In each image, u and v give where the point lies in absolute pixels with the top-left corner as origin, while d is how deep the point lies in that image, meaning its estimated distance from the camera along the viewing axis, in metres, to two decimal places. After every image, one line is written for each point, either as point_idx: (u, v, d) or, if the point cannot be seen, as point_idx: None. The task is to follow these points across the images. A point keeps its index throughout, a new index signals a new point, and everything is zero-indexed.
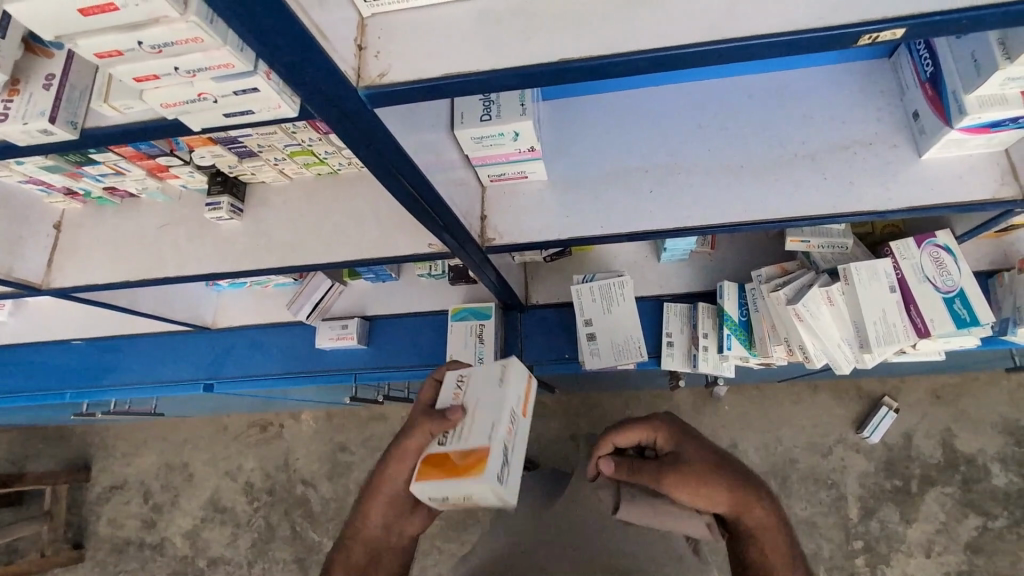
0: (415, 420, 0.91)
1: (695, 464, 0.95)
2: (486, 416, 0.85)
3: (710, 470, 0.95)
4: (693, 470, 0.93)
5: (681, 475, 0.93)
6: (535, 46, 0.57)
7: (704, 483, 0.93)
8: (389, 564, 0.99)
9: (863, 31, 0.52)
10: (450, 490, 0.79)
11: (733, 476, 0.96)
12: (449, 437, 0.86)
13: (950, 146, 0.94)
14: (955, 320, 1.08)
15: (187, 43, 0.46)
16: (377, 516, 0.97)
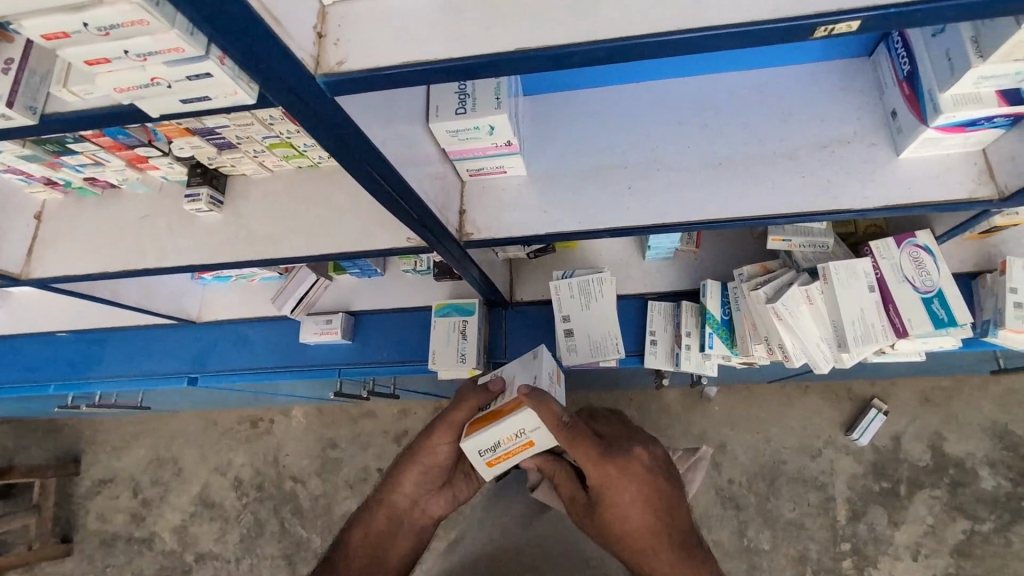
0: (463, 392, 1.06)
1: (601, 528, 0.92)
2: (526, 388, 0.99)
3: (614, 533, 0.90)
4: (597, 525, 0.92)
5: (583, 521, 0.95)
6: (493, 35, 0.57)
7: (603, 538, 0.92)
8: (405, 540, 1.03)
9: (818, 22, 0.52)
10: (500, 427, 0.94)
11: (642, 548, 0.89)
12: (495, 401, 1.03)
13: (927, 145, 0.94)
14: (933, 320, 1.07)
15: (132, 25, 0.45)
16: (407, 486, 1.04)
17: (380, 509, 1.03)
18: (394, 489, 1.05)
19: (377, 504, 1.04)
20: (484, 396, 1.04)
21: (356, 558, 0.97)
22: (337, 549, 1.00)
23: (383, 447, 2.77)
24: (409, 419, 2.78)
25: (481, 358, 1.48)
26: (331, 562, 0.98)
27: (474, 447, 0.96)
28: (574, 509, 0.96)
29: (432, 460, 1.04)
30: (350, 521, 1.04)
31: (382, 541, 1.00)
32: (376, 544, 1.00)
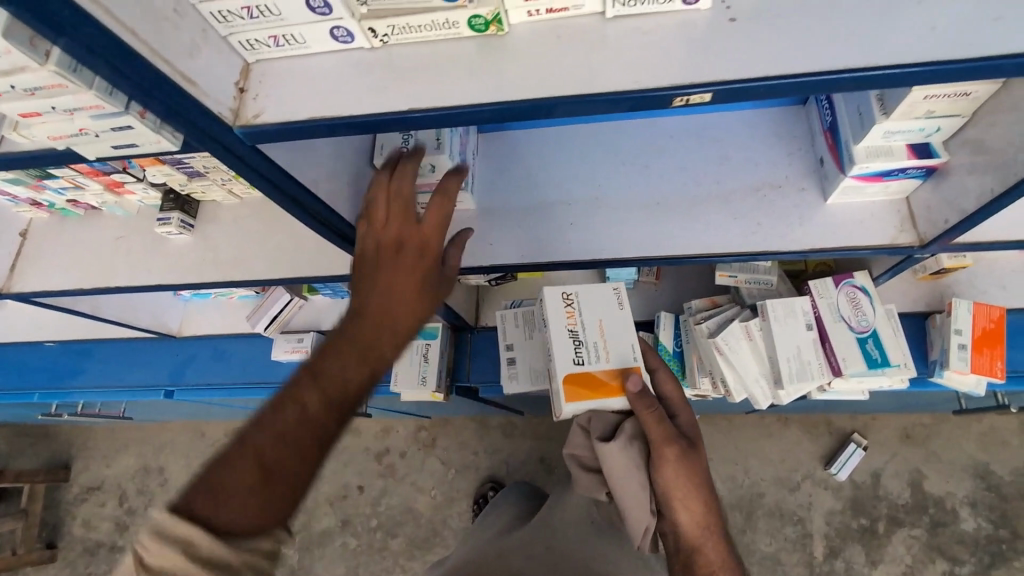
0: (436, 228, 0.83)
1: (695, 468, 0.96)
2: (622, 340, 1.04)
3: (701, 476, 0.97)
4: (692, 461, 0.96)
5: (678, 461, 0.95)
6: (390, 95, 0.61)
7: (694, 480, 0.96)
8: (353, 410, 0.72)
9: (673, 93, 0.56)
10: (606, 403, 1.00)
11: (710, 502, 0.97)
12: (588, 357, 1.03)
13: (850, 192, 0.99)
14: (866, 360, 1.10)
15: (54, 87, 0.52)
16: (343, 370, 0.70)
17: (287, 412, 0.66)
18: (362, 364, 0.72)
19: (279, 405, 0.66)
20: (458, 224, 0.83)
21: (253, 511, 0.60)
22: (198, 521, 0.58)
23: (364, 464, 2.80)
24: (391, 437, 2.82)
25: (443, 380, 1.53)
26: (195, 547, 0.56)
27: (574, 410, 1.00)
28: (676, 441, 0.95)
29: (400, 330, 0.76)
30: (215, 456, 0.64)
31: (303, 467, 0.64)
32: (282, 470, 0.62)
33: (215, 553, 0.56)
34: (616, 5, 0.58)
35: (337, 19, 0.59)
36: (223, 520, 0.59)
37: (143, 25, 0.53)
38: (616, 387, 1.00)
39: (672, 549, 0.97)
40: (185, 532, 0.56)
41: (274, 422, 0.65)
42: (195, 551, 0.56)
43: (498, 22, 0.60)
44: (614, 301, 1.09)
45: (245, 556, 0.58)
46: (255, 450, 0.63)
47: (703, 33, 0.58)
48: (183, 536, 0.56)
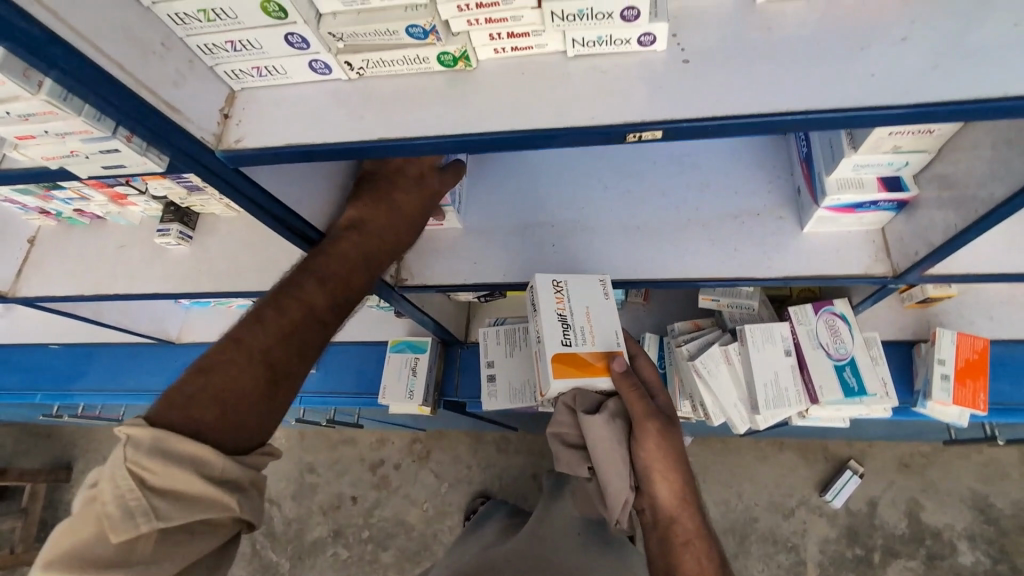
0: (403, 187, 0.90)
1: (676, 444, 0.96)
2: (608, 326, 1.04)
3: (681, 452, 0.97)
4: (673, 437, 0.97)
5: (659, 436, 0.95)
6: (363, 125, 0.65)
7: (676, 455, 0.96)
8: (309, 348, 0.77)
9: (626, 130, 0.59)
10: (592, 382, 0.98)
11: (690, 479, 0.98)
12: (575, 340, 1.01)
13: (824, 221, 1.00)
14: (843, 388, 1.11)
15: (46, 114, 0.56)
16: (334, 288, 0.81)
17: (287, 322, 0.75)
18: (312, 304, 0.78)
19: (276, 313, 0.75)
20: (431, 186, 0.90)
21: (256, 414, 0.70)
22: (204, 429, 0.65)
23: (358, 474, 2.81)
24: (386, 449, 2.84)
25: (431, 393, 1.56)
26: (207, 466, 0.62)
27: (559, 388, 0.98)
28: (658, 416, 0.96)
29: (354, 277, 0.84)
30: (212, 359, 0.70)
31: (298, 371, 0.76)
32: (283, 375, 0.73)
33: (226, 470, 0.64)
34: (576, 45, 0.61)
35: (314, 53, 0.63)
36: (224, 435, 0.66)
37: (130, 58, 0.57)
38: (601, 367, 0.99)
39: (651, 525, 0.97)
40: (195, 451, 0.62)
41: (277, 331, 0.74)
42: (204, 471, 0.62)
43: (466, 58, 0.64)
44: (601, 291, 1.07)
45: (251, 473, 0.67)
46: (259, 356, 0.72)
47: (657, 74, 0.61)
48: (190, 454, 0.62)
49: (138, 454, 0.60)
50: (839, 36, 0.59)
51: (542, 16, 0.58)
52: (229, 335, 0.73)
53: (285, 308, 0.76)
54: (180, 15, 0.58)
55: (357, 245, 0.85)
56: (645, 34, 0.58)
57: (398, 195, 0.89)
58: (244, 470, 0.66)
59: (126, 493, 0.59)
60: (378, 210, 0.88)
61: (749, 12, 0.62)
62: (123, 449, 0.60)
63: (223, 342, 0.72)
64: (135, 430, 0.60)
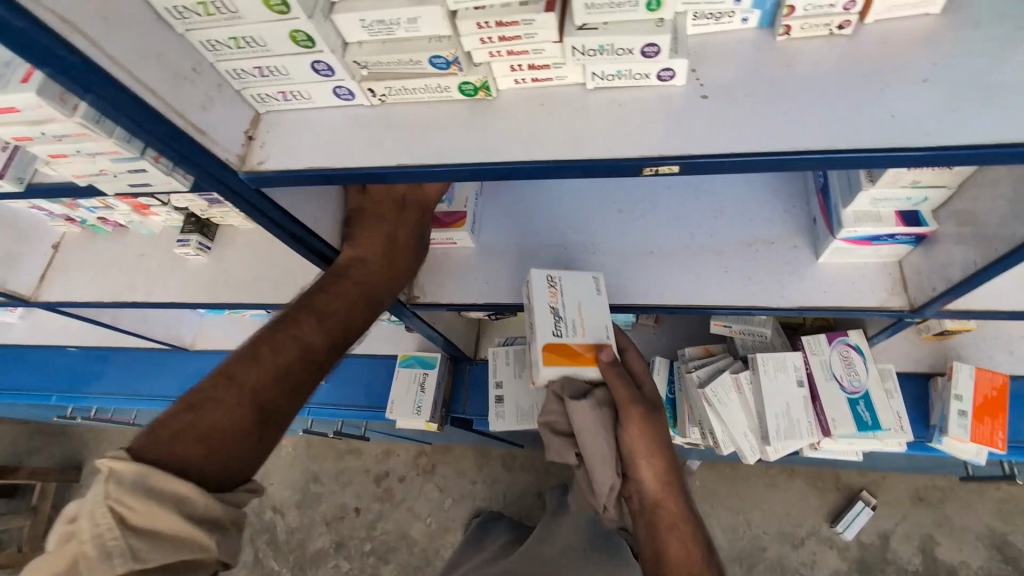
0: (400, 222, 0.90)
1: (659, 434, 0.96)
2: (599, 321, 1.02)
3: (664, 437, 0.97)
4: (657, 424, 0.97)
5: (643, 426, 0.95)
6: (384, 151, 0.66)
7: (659, 439, 0.96)
8: (304, 385, 0.80)
9: (643, 163, 0.59)
10: (581, 372, 0.97)
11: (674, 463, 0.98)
12: (565, 331, 1.00)
13: (840, 253, 1.00)
14: (856, 422, 1.09)
15: (79, 136, 0.57)
16: (331, 329, 0.83)
17: (281, 361, 0.78)
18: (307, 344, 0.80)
19: (272, 351, 0.78)
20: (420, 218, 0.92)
21: (243, 452, 0.72)
22: (191, 469, 0.68)
23: (362, 486, 2.81)
24: (392, 461, 2.83)
25: (438, 409, 1.56)
26: (188, 506, 0.64)
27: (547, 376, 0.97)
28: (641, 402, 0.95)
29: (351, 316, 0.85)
30: (204, 396, 0.73)
31: (290, 408, 0.78)
32: (273, 412, 0.76)
33: (209, 508, 0.66)
34: (596, 78, 0.62)
35: (339, 80, 0.65)
36: (211, 472, 0.69)
37: (162, 84, 0.58)
38: (588, 356, 0.98)
39: (636, 509, 0.97)
40: (179, 489, 0.64)
41: (269, 370, 0.77)
42: (186, 510, 0.64)
43: (486, 88, 0.65)
44: (595, 287, 1.04)
45: (233, 511, 0.69)
46: (249, 396, 0.75)
47: (676, 110, 0.61)
48: (172, 492, 0.64)
49: (120, 492, 0.61)
50: (860, 76, 0.59)
51: (563, 50, 0.58)
52: (221, 372, 0.76)
53: (281, 348, 0.79)
54: (211, 42, 0.60)
55: (356, 284, 0.87)
56: (664, 70, 0.59)
57: (395, 228, 0.90)
58: (225, 508, 0.68)
59: (104, 533, 0.60)
60: (374, 243, 0.89)
61: (768, 50, 0.62)
62: (104, 486, 0.61)
63: (217, 380, 0.75)
64: (121, 465, 0.63)
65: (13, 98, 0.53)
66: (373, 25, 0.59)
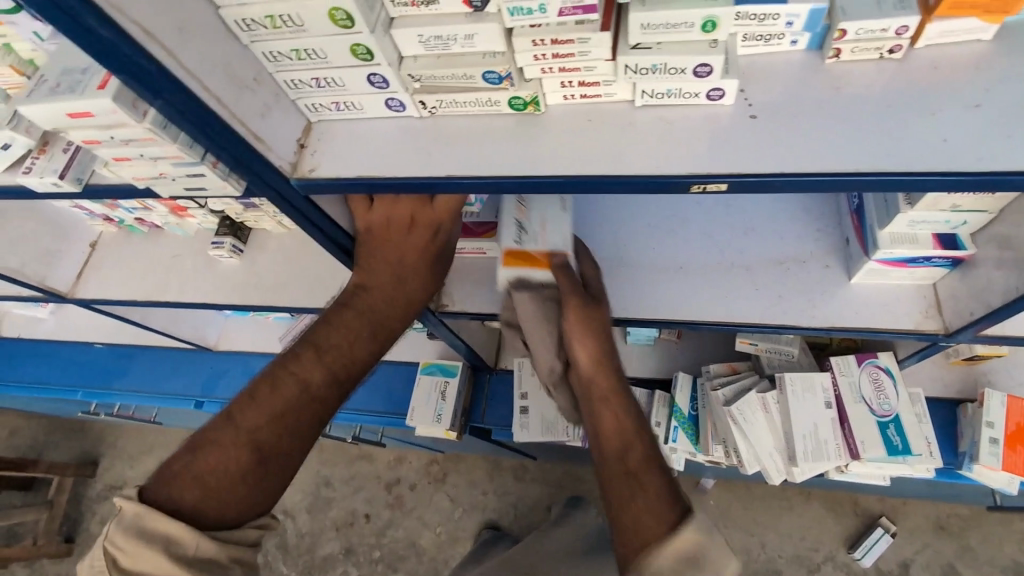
0: (403, 243, 0.83)
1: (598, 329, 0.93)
2: (562, 232, 0.96)
3: (602, 330, 0.93)
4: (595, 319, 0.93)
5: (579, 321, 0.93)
6: (434, 162, 0.68)
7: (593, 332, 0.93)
8: (301, 423, 0.76)
9: (692, 180, 0.60)
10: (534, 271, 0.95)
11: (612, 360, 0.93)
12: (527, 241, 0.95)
13: (874, 274, 0.99)
14: (886, 446, 1.08)
15: (145, 141, 0.60)
16: (332, 363, 0.79)
17: (278, 401, 0.75)
18: (300, 381, 0.76)
19: (270, 392, 0.76)
20: (425, 240, 0.84)
21: (239, 498, 0.70)
22: (183, 509, 0.67)
23: (373, 492, 2.80)
24: (403, 467, 2.82)
25: (459, 418, 1.56)
26: (179, 547, 0.64)
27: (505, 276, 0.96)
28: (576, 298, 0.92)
29: (350, 350, 0.80)
30: (205, 436, 0.73)
31: (290, 450, 0.75)
32: (271, 453, 0.73)
33: (200, 548, 0.65)
34: (645, 95, 0.63)
35: (393, 92, 0.66)
36: (206, 514, 0.68)
37: (227, 92, 0.60)
38: (542, 259, 0.96)
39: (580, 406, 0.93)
40: (170, 531, 0.64)
41: (266, 411, 0.74)
42: (177, 552, 0.64)
43: (536, 103, 0.66)
44: (561, 206, 1.00)
45: (231, 549, 0.68)
46: (244, 438, 0.73)
47: (725, 129, 0.62)
48: (164, 533, 0.64)
49: (118, 531, 0.64)
50: (910, 100, 0.59)
51: (616, 68, 0.60)
52: (226, 410, 0.76)
53: (279, 387, 0.76)
54: (273, 53, 0.62)
55: (360, 315, 0.82)
56: (715, 89, 0.60)
57: (397, 250, 0.83)
58: (221, 548, 0.67)
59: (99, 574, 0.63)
60: (378, 268, 0.84)
61: (818, 71, 0.63)
62: (107, 526, 0.64)
63: (218, 418, 0.75)
64: (122, 504, 0.65)
65: (88, 104, 0.55)
66: (430, 40, 0.61)
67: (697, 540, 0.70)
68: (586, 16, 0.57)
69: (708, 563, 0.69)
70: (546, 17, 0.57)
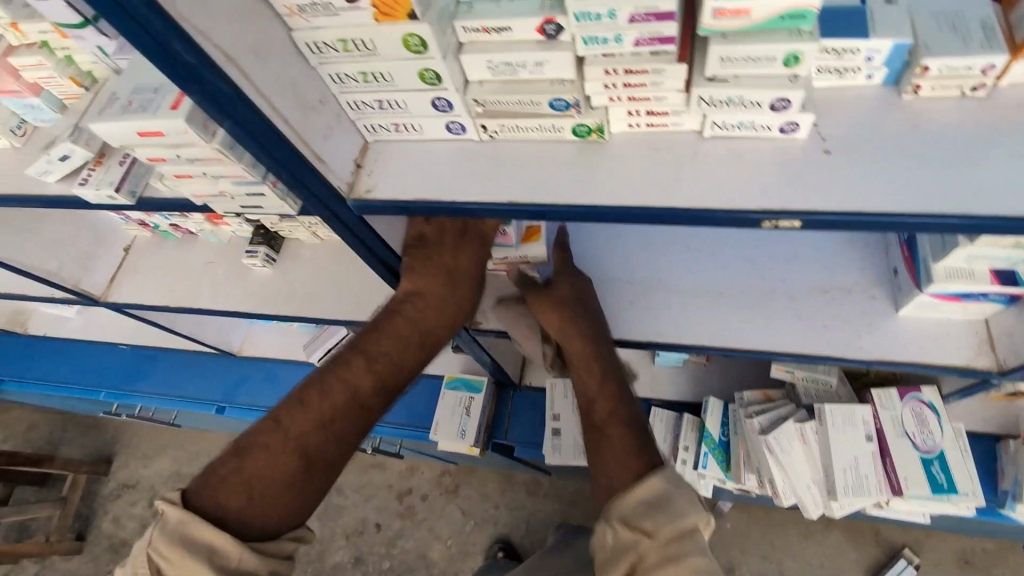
0: (450, 252, 0.87)
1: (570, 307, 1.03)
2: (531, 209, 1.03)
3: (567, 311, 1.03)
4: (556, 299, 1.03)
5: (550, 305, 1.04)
6: (494, 187, 0.67)
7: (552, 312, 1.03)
8: (347, 429, 0.78)
9: (763, 217, 0.59)
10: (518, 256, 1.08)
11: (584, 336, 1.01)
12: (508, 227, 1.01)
13: (924, 307, 0.97)
14: (930, 484, 1.05)
15: (211, 160, 0.59)
16: (380, 371, 0.82)
17: (328, 407, 0.78)
18: (349, 388, 0.79)
19: (319, 398, 0.78)
20: (474, 251, 0.87)
21: (286, 503, 0.72)
22: (232, 516, 0.69)
23: (384, 501, 2.76)
24: (415, 478, 2.78)
25: (483, 434, 1.55)
26: (223, 558, 0.65)
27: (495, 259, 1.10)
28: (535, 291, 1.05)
29: (399, 358, 0.83)
30: (250, 440, 0.74)
31: (334, 457, 0.77)
32: (318, 461, 0.75)
33: (243, 561, 0.66)
34: (715, 126, 0.62)
35: (455, 115, 0.66)
36: (254, 520, 0.70)
37: (293, 113, 0.60)
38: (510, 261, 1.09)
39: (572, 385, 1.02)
40: (214, 541, 0.65)
41: (314, 417, 0.76)
42: (221, 565, 0.64)
43: (600, 130, 0.65)
44: None
45: (270, 562, 0.68)
46: (292, 444, 0.74)
47: (798, 163, 0.60)
48: (207, 542, 0.65)
49: (163, 539, 0.64)
50: (991, 140, 0.58)
51: (688, 100, 0.59)
52: (271, 415, 0.77)
53: (329, 393, 0.78)
54: (339, 75, 0.62)
55: (408, 325, 0.85)
56: (789, 123, 0.59)
57: (445, 261, 0.86)
58: (262, 559, 0.68)
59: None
60: (427, 276, 0.86)
61: (895, 106, 0.61)
62: (151, 532, 0.65)
63: (265, 423, 0.76)
64: (166, 509, 0.66)
65: (159, 124, 0.55)
66: (498, 66, 0.60)
67: (661, 487, 0.79)
68: (662, 47, 0.56)
69: (672, 505, 0.77)
70: (621, 47, 0.56)
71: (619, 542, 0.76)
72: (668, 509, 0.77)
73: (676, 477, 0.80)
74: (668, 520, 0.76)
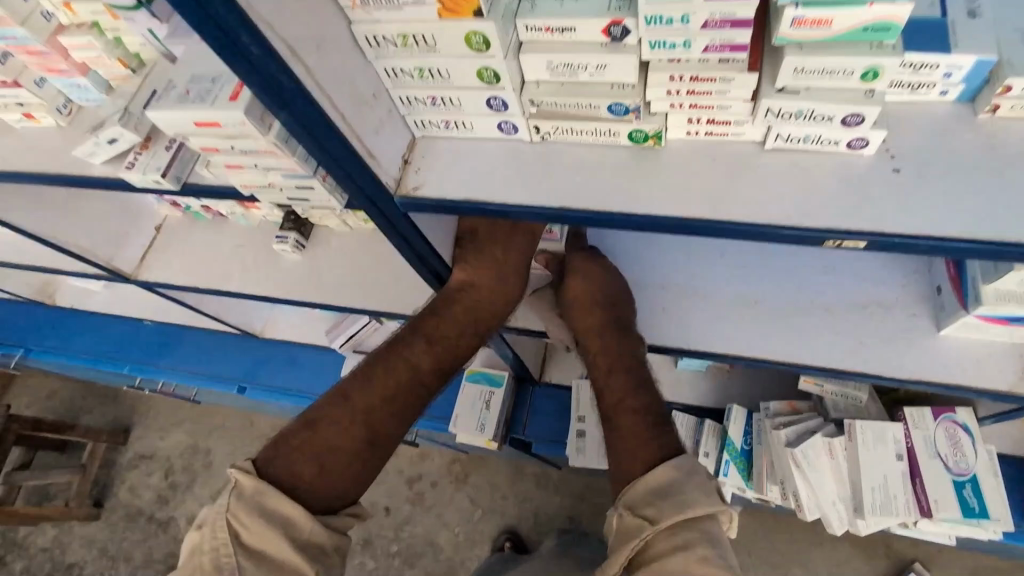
0: (506, 242, 0.94)
1: (600, 301, 1.12)
2: None
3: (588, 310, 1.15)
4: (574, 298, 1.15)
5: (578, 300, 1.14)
6: (545, 189, 0.66)
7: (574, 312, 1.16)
8: (408, 402, 0.89)
9: (827, 236, 0.57)
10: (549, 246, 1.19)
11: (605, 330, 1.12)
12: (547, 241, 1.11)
13: (969, 329, 0.95)
14: (963, 508, 1.03)
15: (265, 152, 0.58)
16: (439, 353, 0.92)
17: (392, 382, 0.88)
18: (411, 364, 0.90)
19: (383, 374, 0.88)
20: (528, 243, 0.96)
21: (352, 469, 0.82)
22: (304, 484, 0.78)
23: (394, 485, 2.65)
24: (425, 464, 2.66)
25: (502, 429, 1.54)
26: (296, 530, 0.74)
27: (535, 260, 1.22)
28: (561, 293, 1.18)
29: (459, 342, 0.94)
30: (320, 413, 0.85)
31: (394, 432, 0.88)
32: (379, 436, 0.86)
33: (312, 531, 0.75)
34: (778, 138, 0.60)
35: (509, 115, 0.64)
36: (324, 485, 0.80)
37: (349, 109, 0.59)
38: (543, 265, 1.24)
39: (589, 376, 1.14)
40: (287, 511, 0.74)
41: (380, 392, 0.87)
42: (292, 534, 0.74)
43: (657, 136, 0.64)
44: None
45: (334, 537, 0.78)
46: (358, 417, 0.85)
47: (865, 180, 0.58)
48: (282, 512, 0.74)
49: (239, 509, 0.73)
50: None
51: (754, 110, 0.57)
52: (337, 388, 0.88)
53: (392, 369, 0.89)
54: (395, 70, 0.61)
55: (466, 311, 0.93)
56: (858, 139, 0.57)
57: (500, 252, 0.93)
58: (328, 534, 0.77)
59: (221, 549, 0.71)
60: (483, 268, 0.92)
61: (969, 125, 0.58)
62: (227, 499, 0.73)
63: (333, 397, 0.86)
64: (242, 479, 0.75)
65: (218, 115, 0.54)
66: (558, 68, 0.59)
67: (670, 475, 0.90)
68: (733, 54, 0.54)
69: (679, 494, 0.87)
70: (689, 53, 0.55)
71: (624, 526, 0.88)
72: (674, 497, 0.87)
73: (688, 468, 0.91)
74: (671, 508, 0.85)
